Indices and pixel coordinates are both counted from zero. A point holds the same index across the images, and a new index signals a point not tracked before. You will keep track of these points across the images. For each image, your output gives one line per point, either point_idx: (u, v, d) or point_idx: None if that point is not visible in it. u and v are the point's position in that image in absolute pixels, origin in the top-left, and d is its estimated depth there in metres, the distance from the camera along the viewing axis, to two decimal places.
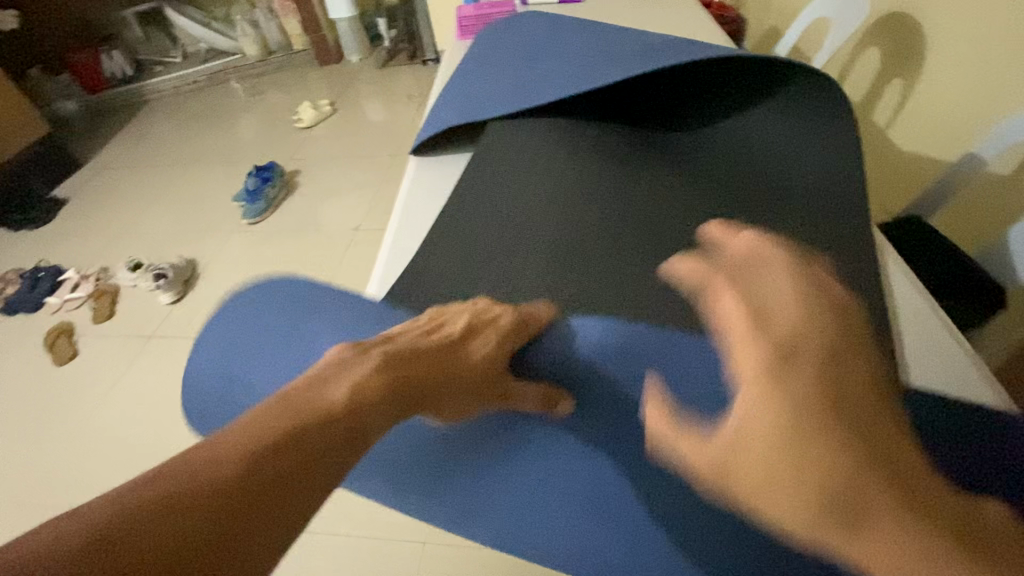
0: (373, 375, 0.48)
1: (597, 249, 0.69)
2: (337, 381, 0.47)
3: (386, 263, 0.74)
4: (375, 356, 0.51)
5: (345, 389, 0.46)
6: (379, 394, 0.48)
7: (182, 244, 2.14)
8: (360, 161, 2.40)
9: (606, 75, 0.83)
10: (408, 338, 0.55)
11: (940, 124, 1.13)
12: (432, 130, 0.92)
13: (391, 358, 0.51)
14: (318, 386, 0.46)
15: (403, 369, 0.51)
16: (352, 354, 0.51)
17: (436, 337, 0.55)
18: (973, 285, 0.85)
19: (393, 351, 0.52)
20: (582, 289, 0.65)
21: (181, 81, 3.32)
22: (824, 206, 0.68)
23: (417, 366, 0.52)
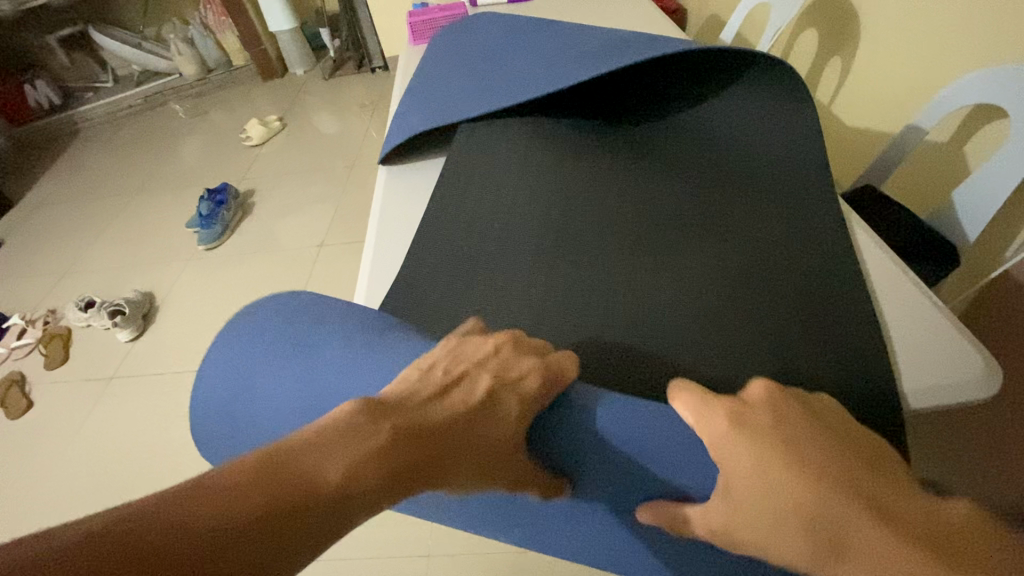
0: (378, 454, 0.38)
1: (583, 246, 0.69)
2: (333, 454, 0.37)
3: (370, 277, 0.73)
4: (384, 431, 0.39)
5: (344, 466, 0.37)
6: (376, 482, 0.37)
7: (136, 277, 2.04)
8: (317, 175, 2.34)
9: (572, 74, 0.85)
10: (419, 402, 0.43)
11: (879, 98, 1.20)
12: (399, 139, 0.90)
13: (402, 431, 0.40)
14: (313, 455, 0.36)
15: (410, 445, 0.40)
16: (364, 421, 0.39)
17: (459, 405, 0.44)
18: (927, 247, 0.91)
19: (404, 421, 0.41)
20: (574, 284, 0.65)
21: (115, 106, 3.16)
22: (792, 186, 0.71)
23: (425, 443, 0.41)
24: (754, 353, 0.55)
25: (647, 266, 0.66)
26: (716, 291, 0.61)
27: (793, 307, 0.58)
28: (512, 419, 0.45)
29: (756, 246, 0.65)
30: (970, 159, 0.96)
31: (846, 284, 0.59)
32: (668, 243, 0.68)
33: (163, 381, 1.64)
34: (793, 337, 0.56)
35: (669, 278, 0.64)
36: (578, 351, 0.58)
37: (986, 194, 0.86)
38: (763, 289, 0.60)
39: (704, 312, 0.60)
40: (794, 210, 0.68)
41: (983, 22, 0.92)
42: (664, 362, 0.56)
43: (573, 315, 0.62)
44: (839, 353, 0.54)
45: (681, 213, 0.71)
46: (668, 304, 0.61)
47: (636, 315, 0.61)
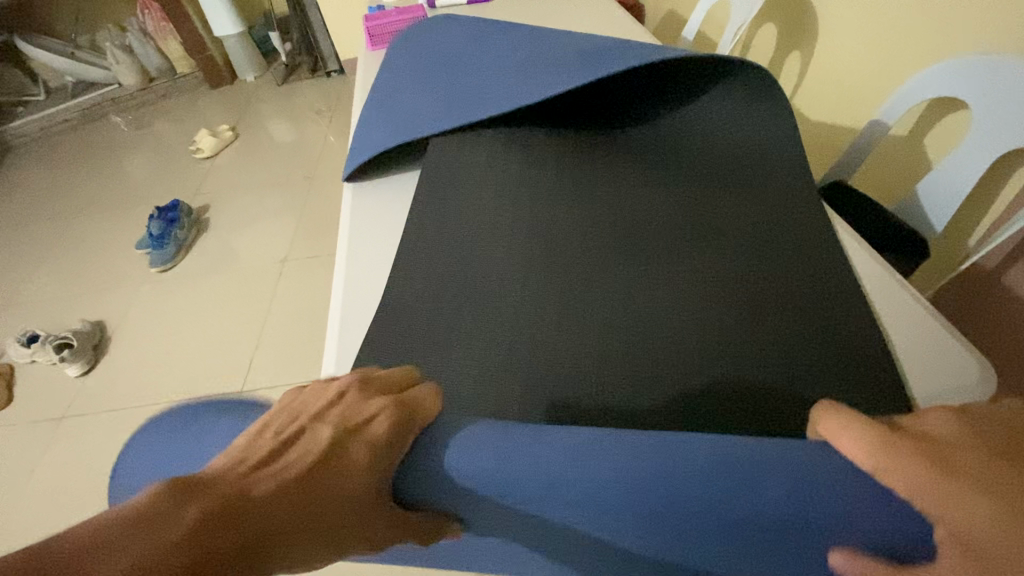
0: (181, 543, 0.27)
1: (579, 266, 0.67)
2: (113, 552, 0.26)
3: (346, 301, 0.70)
4: (191, 513, 0.29)
5: (128, 564, 0.26)
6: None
7: (84, 305, 1.91)
8: (275, 186, 2.24)
9: (549, 83, 0.82)
10: (247, 468, 0.33)
11: (840, 91, 1.22)
12: (365, 155, 0.85)
13: (220, 505, 0.29)
14: (82, 566, 0.25)
15: (231, 518, 0.29)
16: (165, 503, 0.29)
17: (291, 458, 0.34)
18: (898, 238, 0.91)
19: (222, 495, 0.30)
20: (571, 307, 0.62)
21: (50, 121, 2.96)
22: (777, 193, 0.70)
23: (241, 515, 0.30)
24: (766, 372, 0.54)
25: (645, 283, 0.64)
26: (718, 307, 0.60)
27: (796, 320, 0.57)
28: (360, 470, 0.35)
29: (751, 257, 0.64)
30: (932, 148, 0.98)
31: (844, 293, 0.59)
32: (663, 258, 0.66)
33: (121, 417, 1.54)
34: (802, 352, 0.55)
35: (669, 295, 0.62)
36: (584, 383, 0.56)
37: (952, 184, 0.88)
38: (764, 301, 0.59)
39: (711, 332, 0.58)
40: (777, 214, 0.68)
41: (942, 16, 0.94)
42: (677, 387, 0.54)
43: (575, 343, 0.59)
44: (841, 362, 0.53)
45: (673, 225, 0.69)
46: (671, 324, 0.59)
47: (641, 337, 0.59)
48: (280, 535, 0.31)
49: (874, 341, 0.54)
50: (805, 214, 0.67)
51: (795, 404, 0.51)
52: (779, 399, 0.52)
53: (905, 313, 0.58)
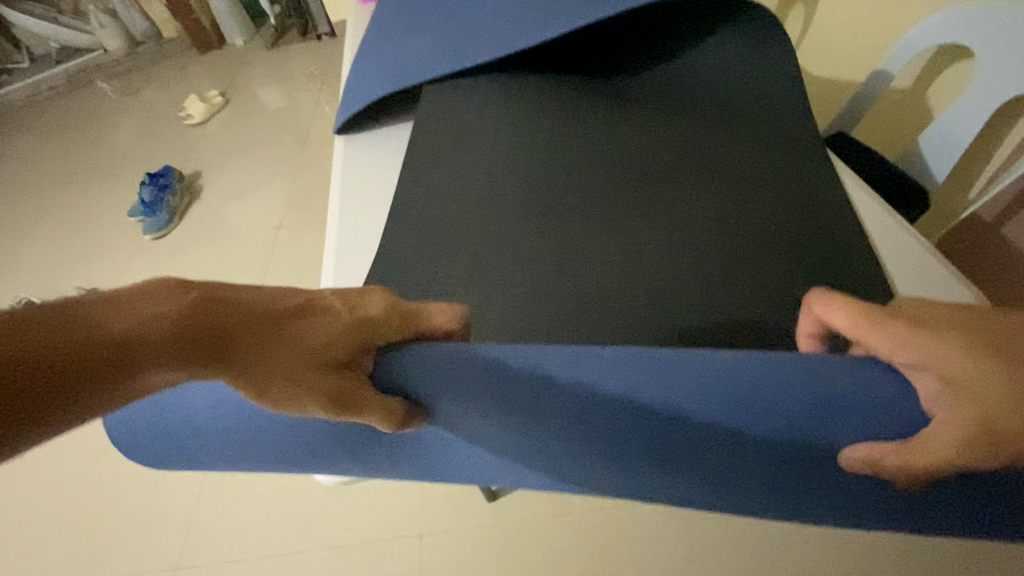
0: (180, 310, 0.36)
1: (589, 214, 0.67)
2: (122, 307, 0.35)
3: (340, 256, 0.69)
4: (188, 297, 0.37)
5: (126, 317, 0.34)
6: (162, 338, 0.35)
7: (79, 275, 1.90)
8: (268, 153, 2.21)
9: (546, 28, 0.79)
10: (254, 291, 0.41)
11: (842, 45, 1.19)
12: (356, 105, 0.83)
13: (208, 300, 0.38)
14: (110, 304, 0.35)
15: (213, 312, 0.38)
16: (170, 289, 0.37)
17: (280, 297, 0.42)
18: (898, 191, 0.90)
19: (213, 294, 0.38)
20: (581, 255, 0.64)
21: (34, 88, 2.89)
22: (782, 140, 0.71)
23: (228, 313, 0.38)
24: (772, 311, 0.57)
25: (654, 230, 0.65)
26: (724, 252, 0.62)
27: (797, 262, 0.60)
28: (337, 324, 0.41)
29: (755, 202, 0.65)
30: (936, 98, 0.95)
31: (835, 233, 0.62)
32: (671, 205, 0.67)
33: None
34: (803, 291, 0.57)
35: (676, 242, 0.64)
36: (599, 327, 0.58)
37: (955, 135, 0.86)
38: (768, 244, 0.62)
39: (717, 276, 0.60)
40: (775, 159, 0.69)
41: None
42: (688, 328, 0.57)
43: (587, 289, 0.61)
44: (830, 296, 0.57)
45: (679, 171, 0.70)
46: (679, 269, 0.61)
47: (651, 282, 0.61)
48: (250, 345, 0.38)
49: (869, 276, 0.57)
50: (805, 160, 0.69)
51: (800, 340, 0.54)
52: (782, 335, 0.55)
53: (898, 245, 0.62)
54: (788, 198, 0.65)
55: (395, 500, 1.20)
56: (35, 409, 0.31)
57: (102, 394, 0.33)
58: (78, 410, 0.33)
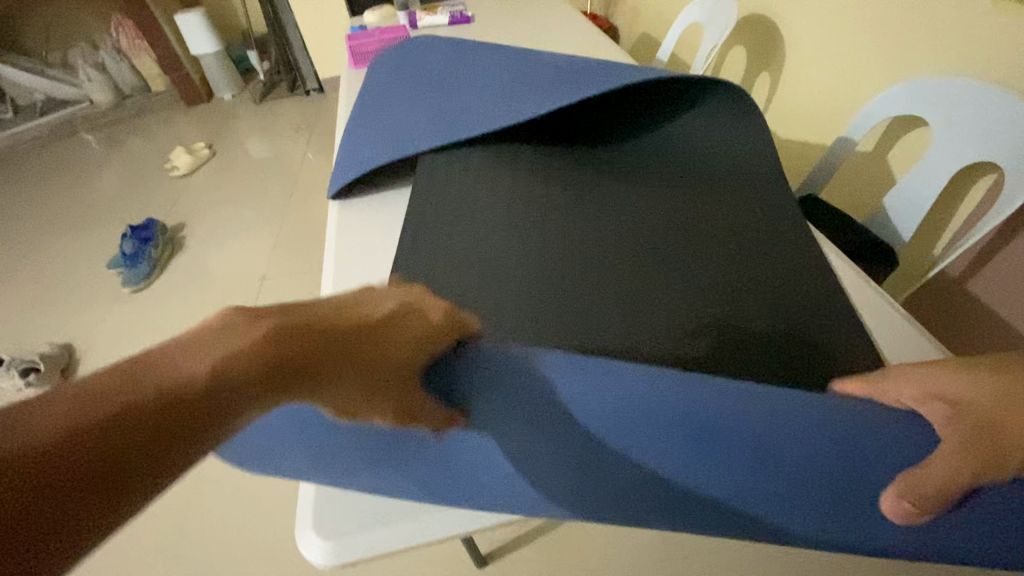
0: (259, 349, 0.33)
1: (581, 262, 0.68)
2: (203, 351, 0.32)
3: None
4: (262, 328, 0.34)
5: (218, 359, 0.32)
6: (251, 377, 0.32)
7: (52, 328, 1.83)
8: (255, 204, 2.23)
9: (534, 104, 0.83)
10: (315, 312, 0.37)
11: (806, 111, 1.29)
12: (351, 173, 0.85)
13: (282, 332, 0.34)
14: (186, 348, 0.32)
15: (294, 342, 0.34)
16: (241, 322, 0.34)
17: (348, 315, 0.38)
18: (870, 250, 0.94)
19: (289, 322, 0.35)
20: (572, 297, 0.64)
21: (17, 139, 2.90)
22: (761, 202, 0.74)
23: (297, 343, 0.34)
24: (762, 354, 0.56)
25: (643, 276, 0.66)
26: (713, 297, 0.62)
27: (784, 309, 0.60)
28: (409, 334, 0.39)
29: (737, 251, 0.68)
30: (896, 164, 1.02)
31: (820, 286, 0.63)
32: (660, 255, 0.68)
33: None
34: (791, 336, 0.58)
35: (664, 287, 0.64)
36: (592, 367, 0.56)
37: (916, 197, 0.92)
38: (753, 293, 0.63)
39: (707, 318, 0.60)
40: (757, 218, 0.72)
41: (897, 40, 1.01)
42: (680, 366, 0.55)
43: (577, 323, 0.60)
44: (820, 342, 0.57)
45: (664, 226, 0.72)
46: (669, 311, 0.61)
47: (641, 322, 0.60)
48: (339, 368, 0.36)
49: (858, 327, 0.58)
50: (787, 221, 0.71)
51: (788, 376, 0.54)
52: (775, 376, 0.54)
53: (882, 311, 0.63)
54: (773, 252, 0.67)
55: (381, 563, 1.16)
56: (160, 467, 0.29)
57: (207, 446, 0.31)
58: (189, 460, 0.31)
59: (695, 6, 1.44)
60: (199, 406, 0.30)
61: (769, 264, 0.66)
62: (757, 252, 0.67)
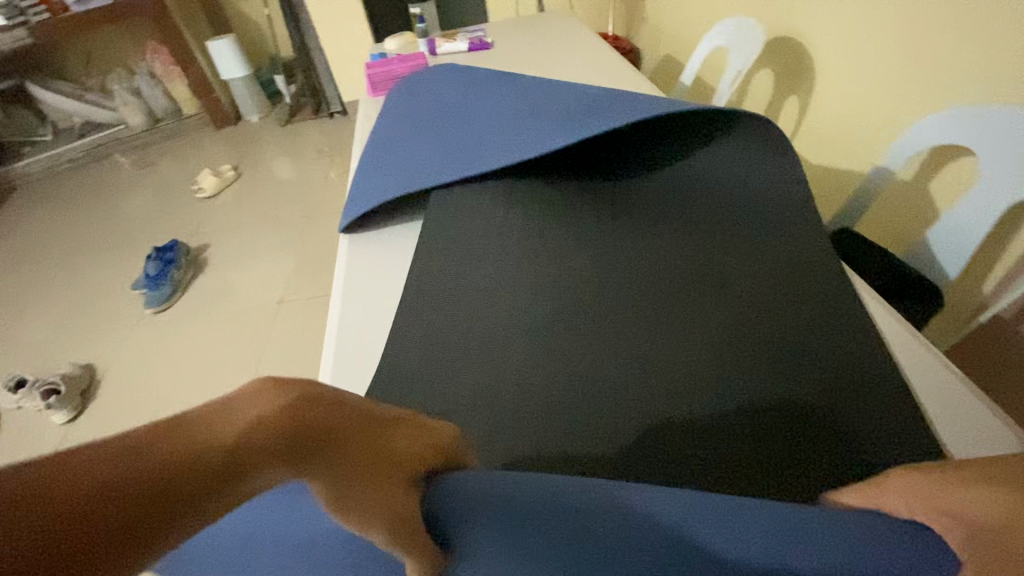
0: (286, 415, 0.30)
1: (612, 324, 0.66)
2: (230, 412, 0.29)
3: (336, 364, 0.66)
4: (289, 395, 0.31)
5: (245, 422, 0.29)
6: (273, 440, 0.29)
7: (75, 348, 1.85)
8: (278, 224, 2.25)
9: (552, 138, 0.81)
10: (341, 392, 0.35)
11: (838, 137, 1.24)
12: (364, 207, 0.83)
13: (309, 400, 0.32)
14: (212, 412, 0.29)
15: (321, 414, 0.32)
16: (267, 386, 0.31)
17: (366, 404, 0.36)
18: (914, 288, 0.87)
19: (319, 394, 0.33)
20: (606, 367, 0.61)
21: (54, 161, 3.01)
22: (797, 242, 0.70)
23: (335, 414, 0.33)
24: (810, 433, 0.53)
25: (680, 341, 0.63)
26: (752, 363, 0.59)
27: (829, 374, 0.57)
28: (417, 440, 0.38)
29: (764, 303, 0.65)
30: (939, 196, 0.96)
31: (858, 340, 0.59)
32: (695, 314, 0.65)
33: None
34: (827, 401, 0.55)
35: (702, 354, 0.61)
36: (622, 441, 0.55)
37: (963, 232, 0.86)
38: (796, 356, 0.59)
39: (749, 391, 0.57)
40: (788, 259, 0.68)
41: (935, 66, 0.96)
42: (723, 452, 0.53)
43: (599, 393, 0.59)
44: (860, 410, 0.54)
45: (698, 279, 0.69)
46: (708, 383, 0.59)
47: (681, 397, 0.58)
48: (359, 446, 0.33)
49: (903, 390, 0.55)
50: (820, 260, 0.67)
51: (823, 454, 0.51)
52: (824, 460, 0.51)
53: (925, 369, 0.60)
54: (806, 300, 0.64)
55: None
56: (146, 550, 0.24)
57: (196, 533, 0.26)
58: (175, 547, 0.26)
59: (718, 31, 1.42)
60: (219, 473, 0.26)
61: (802, 317, 0.62)
62: (790, 302, 0.64)
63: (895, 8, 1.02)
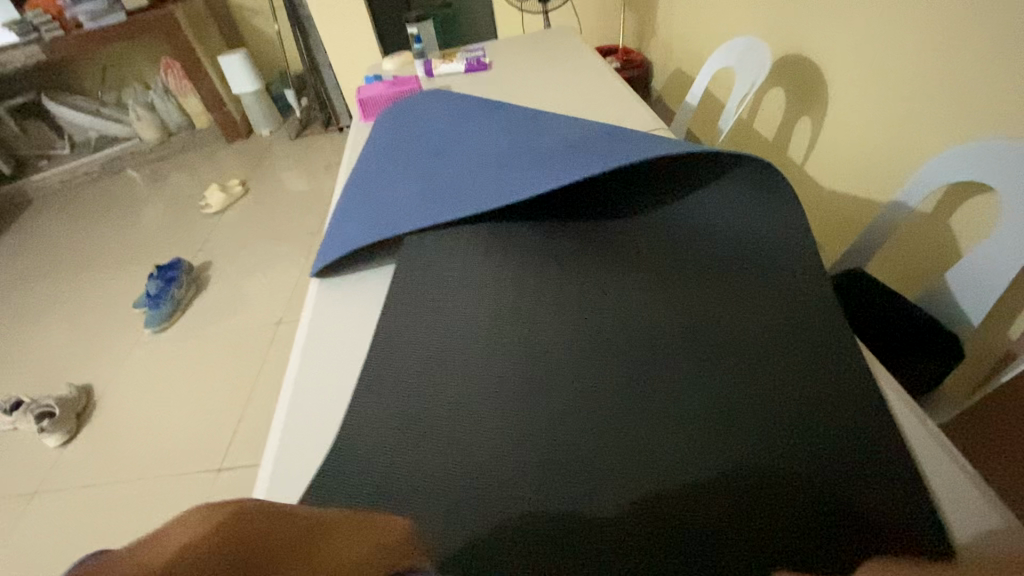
0: (210, 534, 0.26)
1: (580, 382, 0.58)
2: (154, 548, 0.25)
3: (287, 427, 0.61)
4: (224, 514, 0.28)
5: (168, 551, 0.25)
6: (206, 558, 0.25)
7: (74, 366, 1.86)
8: (281, 241, 2.24)
9: (528, 183, 0.76)
10: (291, 509, 0.31)
11: (853, 163, 1.17)
12: (335, 253, 0.79)
13: (253, 514, 0.28)
14: (133, 555, 0.25)
15: (254, 524, 0.28)
16: (202, 513, 0.28)
17: (325, 516, 0.32)
18: (931, 340, 0.79)
19: (262, 508, 0.29)
20: (566, 434, 0.54)
21: (69, 174, 3.06)
22: (787, 298, 0.63)
23: (280, 524, 0.28)
24: (788, 524, 0.45)
25: (653, 400, 0.55)
26: (732, 432, 0.52)
27: (819, 454, 0.49)
28: (392, 542, 0.32)
29: (732, 358, 0.58)
30: (960, 236, 0.88)
31: (836, 409, 0.52)
32: (674, 370, 0.58)
33: (95, 495, 1.44)
34: (786, 478, 0.48)
35: (676, 417, 0.54)
36: (555, 517, 0.48)
37: (984, 280, 0.77)
38: (782, 428, 0.51)
39: (723, 465, 0.50)
40: (766, 312, 0.62)
41: (955, 96, 0.89)
42: (686, 543, 0.46)
43: (541, 457, 0.52)
44: (826, 493, 0.46)
45: (679, 329, 0.62)
46: (679, 453, 0.51)
47: (646, 468, 0.50)
48: (320, 553, 0.28)
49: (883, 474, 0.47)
50: (804, 315, 0.60)
51: (772, 543, 0.44)
52: (779, 562, 0.43)
53: (923, 444, 0.51)
54: (783, 358, 0.57)
55: None
56: None
57: None
58: None
59: (725, 50, 1.35)
60: None
61: (778, 377, 0.55)
62: (769, 360, 0.57)
63: (913, 32, 0.95)
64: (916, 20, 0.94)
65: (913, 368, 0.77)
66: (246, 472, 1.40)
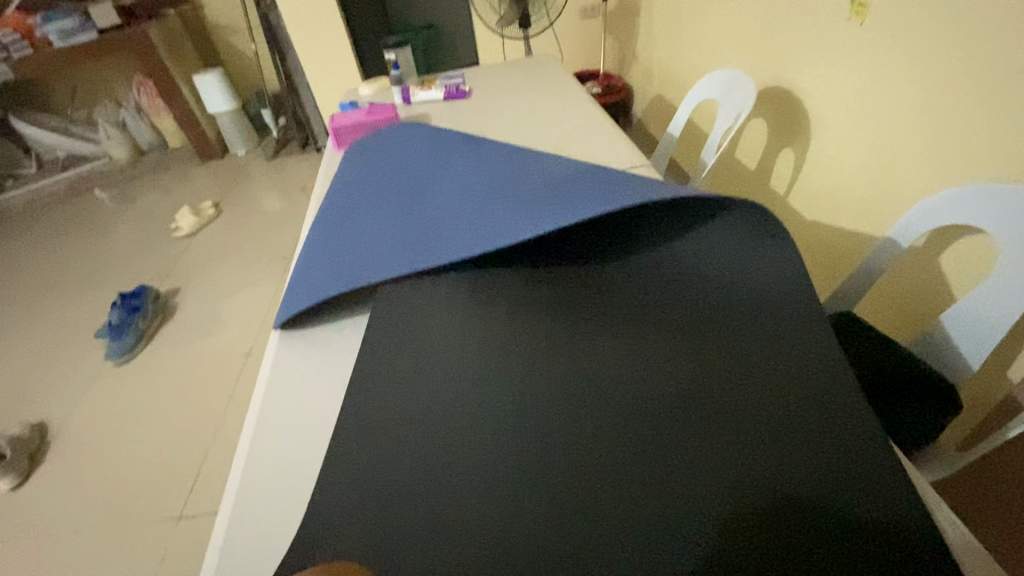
0: None
1: (577, 453, 0.53)
2: None
3: (235, 514, 0.55)
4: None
5: None
6: None
7: (28, 402, 1.74)
8: (255, 266, 2.16)
9: (511, 229, 0.72)
10: None
11: (839, 196, 1.16)
12: (302, 302, 0.74)
13: None
14: None
15: None
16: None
17: None
18: (926, 384, 0.76)
19: None
20: (560, 519, 0.48)
21: (34, 195, 2.94)
22: (793, 352, 0.58)
23: None
24: None
25: (656, 472, 0.50)
26: (752, 512, 0.47)
27: (844, 538, 0.44)
28: None
29: (738, 422, 0.53)
30: (952, 279, 0.86)
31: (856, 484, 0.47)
32: (680, 437, 0.53)
33: (43, 547, 1.33)
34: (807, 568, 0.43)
35: (687, 494, 0.48)
36: None
37: (980, 326, 0.75)
38: (802, 506, 0.46)
39: (743, 556, 0.44)
40: (771, 369, 0.57)
41: (943, 138, 0.88)
42: None
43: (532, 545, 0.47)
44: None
45: (684, 388, 0.57)
46: (693, 536, 0.46)
47: (653, 556, 0.45)
48: None
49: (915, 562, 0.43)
50: (814, 372, 0.56)
51: None
52: None
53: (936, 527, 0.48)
54: (795, 421, 0.53)
55: None
56: None
57: None
58: None
59: (707, 82, 1.34)
60: None
61: (790, 445, 0.51)
62: (778, 423, 0.53)
63: (901, 72, 0.94)
64: (904, 60, 0.93)
65: (907, 416, 0.74)
66: (210, 520, 1.31)
